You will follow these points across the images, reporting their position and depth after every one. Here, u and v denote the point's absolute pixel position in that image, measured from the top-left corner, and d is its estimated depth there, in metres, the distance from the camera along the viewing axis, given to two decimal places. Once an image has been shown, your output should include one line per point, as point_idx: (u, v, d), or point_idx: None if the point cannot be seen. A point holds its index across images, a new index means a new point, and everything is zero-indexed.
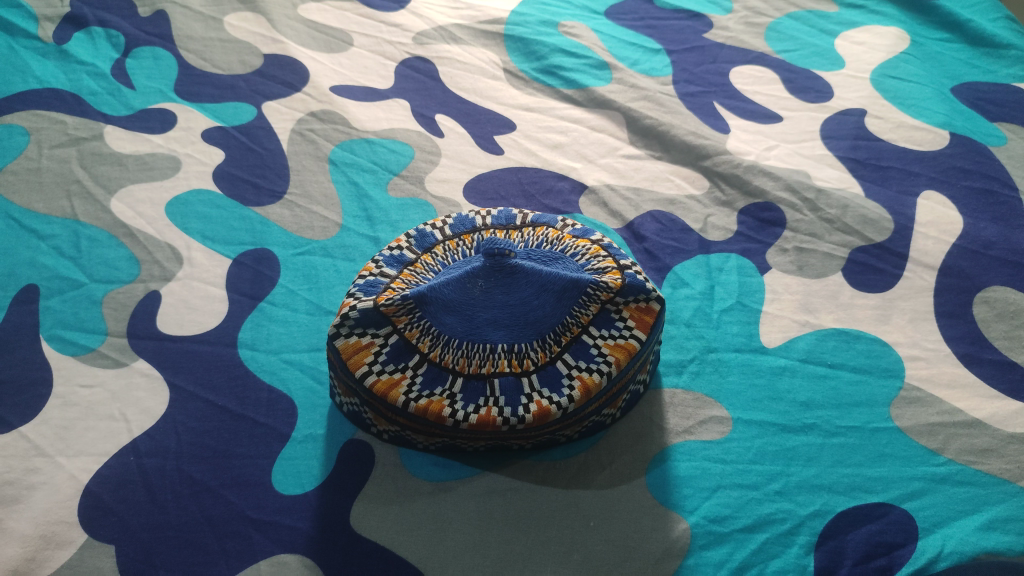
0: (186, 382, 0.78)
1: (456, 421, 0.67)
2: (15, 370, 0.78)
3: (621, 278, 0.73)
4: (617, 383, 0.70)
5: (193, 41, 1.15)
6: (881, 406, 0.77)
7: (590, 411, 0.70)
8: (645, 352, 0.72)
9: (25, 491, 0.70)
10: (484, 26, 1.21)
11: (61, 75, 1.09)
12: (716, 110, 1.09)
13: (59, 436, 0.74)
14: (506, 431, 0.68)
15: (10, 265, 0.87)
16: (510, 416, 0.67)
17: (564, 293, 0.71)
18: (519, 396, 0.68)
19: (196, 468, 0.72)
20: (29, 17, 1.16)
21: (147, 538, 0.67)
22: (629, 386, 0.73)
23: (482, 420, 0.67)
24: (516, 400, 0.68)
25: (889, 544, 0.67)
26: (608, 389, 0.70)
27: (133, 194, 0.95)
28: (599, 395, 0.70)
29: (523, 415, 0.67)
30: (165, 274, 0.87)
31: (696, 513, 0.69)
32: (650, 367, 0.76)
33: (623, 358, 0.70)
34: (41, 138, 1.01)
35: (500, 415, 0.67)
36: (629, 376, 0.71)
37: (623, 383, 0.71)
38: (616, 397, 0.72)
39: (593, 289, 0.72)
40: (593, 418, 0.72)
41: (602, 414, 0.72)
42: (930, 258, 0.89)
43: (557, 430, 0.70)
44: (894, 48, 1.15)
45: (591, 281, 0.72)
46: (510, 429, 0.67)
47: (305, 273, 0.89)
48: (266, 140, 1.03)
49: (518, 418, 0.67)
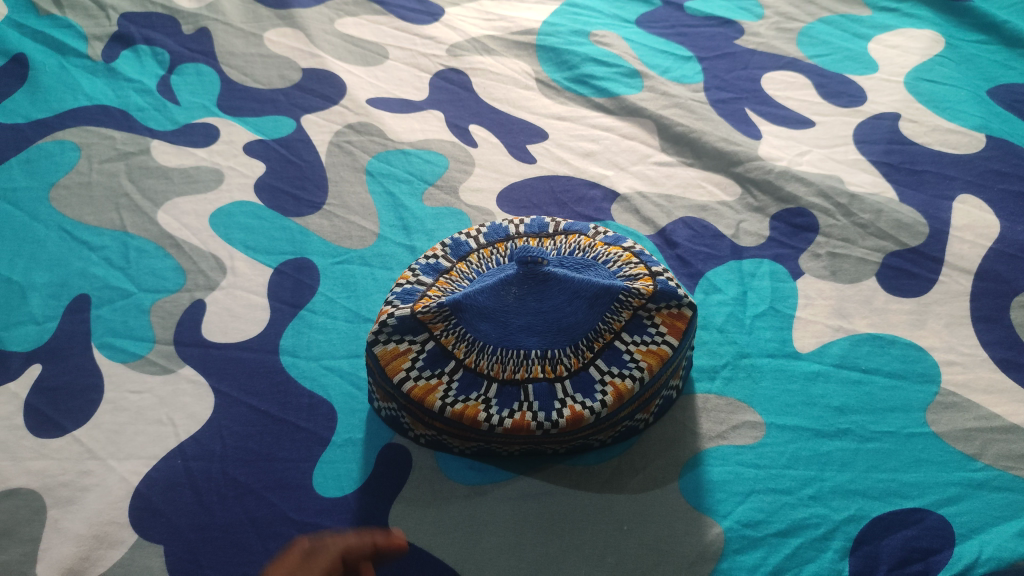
0: (230, 388, 0.81)
1: (491, 426, 0.69)
2: (68, 376, 0.82)
3: (653, 285, 0.74)
4: (648, 391, 0.71)
5: (234, 57, 1.19)
6: (917, 411, 0.77)
7: (622, 417, 0.71)
8: (677, 358, 0.73)
9: (79, 492, 0.73)
10: (516, 37, 1.23)
11: (110, 93, 1.13)
12: (747, 116, 1.09)
13: (110, 439, 0.77)
14: (540, 435, 0.69)
15: (63, 275, 0.91)
16: (544, 421, 0.68)
17: (596, 299, 0.72)
18: (552, 401, 0.69)
19: (241, 470, 0.74)
20: (79, 37, 1.20)
21: (193, 538, 0.70)
22: (662, 392, 0.74)
23: (517, 424, 0.68)
24: (549, 405, 0.69)
25: (925, 550, 0.67)
26: (640, 395, 0.71)
27: (179, 206, 0.99)
28: (632, 400, 0.71)
29: (557, 420, 0.68)
30: (209, 283, 0.91)
31: (729, 518, 0.70)
32: (682, 372, 0.77)
33: (655, 364, 0.71)
34: (91, 153, 1.05)
35: (534, 420, 0.68)
36: (661, 382, 0.72)
37: (655, 389, 0.72)
38: (649, 403, 0.73)
39: (625, 296, 0.72)
40: (626, 424, 0.73)
41: (635, 419, 0.73)
42: (966, 262, 0.88)
43: (591, 436, 0.71)
44: (928, 51, 1.14)
45: (623, 287, 0.72)
46: (544, 433, 0.69)
47: (343, 281, 0.91)
48: (305, 152, 1.06)
49: (552, 423, 0.68)
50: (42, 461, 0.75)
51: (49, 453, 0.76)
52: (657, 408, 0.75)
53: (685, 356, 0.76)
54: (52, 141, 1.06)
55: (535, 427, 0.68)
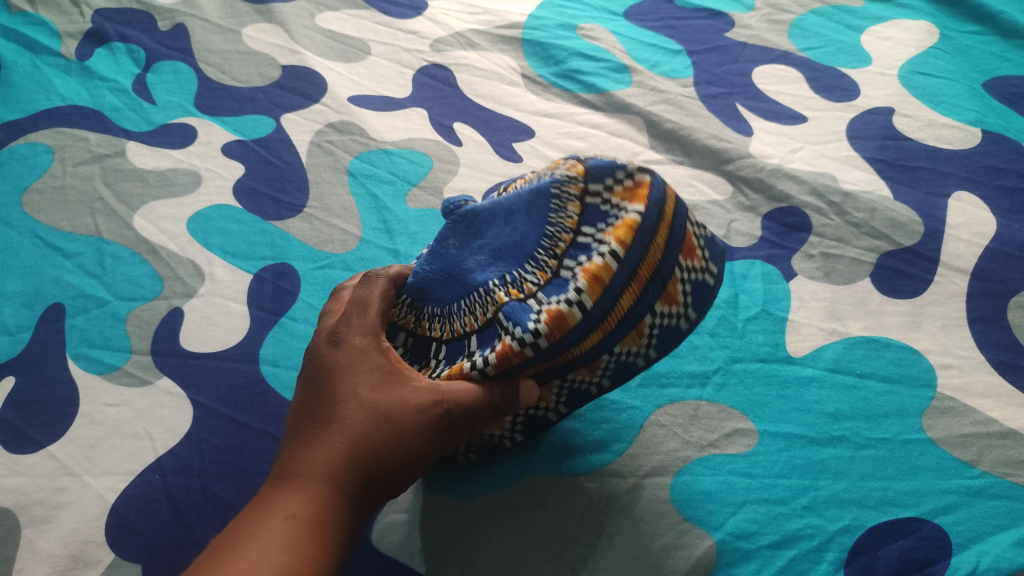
0: (209, 399, 0.79)
1: (481, 371, 0.60)
2: (42, 389, 0.79)
3: (582, 168, 0.66)
4: (645, 265, 0.60)
5: (212, 54, 1.16)
6: (913, 417, 0.75)
7: (626, 309, 0.60)
8: (656, 219, 0.61)
9: (53, 510, 0.71)
10: (502, 31, 1.20)
11: (84, 92, 1.10)
12: (738, 112, 1.06)
13: (85, 455, 0.75)
14: (535, 358, 0.60)
15: (36, 284, 0.88)
16: (523, 336, 0.59)
17: (531, 208, 0.66)
18: (527, 313, 0.60)
19: (220, 486, 0.72)
20: (52, 35, 1.17)
21: (171, 557, 0.68)
22: (677, 272, 0.62)
23: (501, 355, 0.59)
24: (525, 318, 0.59)
25: (921, 561, 0.65)
26: (628, 271, 0.59)
27: (155, 210, 0.96)
28: (621, 281, 0.59)
29: (537, 328, 0.58)
30: (187, 290, 0.88)
31: (722, 529, 0.68)
32: (706, 255, 0.65)
33: (625, 232, 0.60)
34: (65, 155, 1.01)
35: (516, 342, 0.59)
36: (652, 251, 0.60)
37: (649, 260, 0.60)
38: (663, 285, 0.61)
39: (558, 191, 0.65)
40: (650, 325, 0.62)
41: (656, 314, 0.62)
42: (962, 262, 0.87)
43: (603, 344, 0.61)
44: (922, 43, 1.12)
45: (551, 183, 0.66)
46: (537, 352, 0.59)
47: (325, 287, 0.89)
48: (285, 153, 1.03)
49: (534, 334, 0.58)
50: (15, 479, 0.73)
51: (22, 470, 0.73)
52: (688, 295, 0.63)
53: (688, 227, 0.64)
54: (24, 143, 1.03)
55: (523, 348, 0.59)
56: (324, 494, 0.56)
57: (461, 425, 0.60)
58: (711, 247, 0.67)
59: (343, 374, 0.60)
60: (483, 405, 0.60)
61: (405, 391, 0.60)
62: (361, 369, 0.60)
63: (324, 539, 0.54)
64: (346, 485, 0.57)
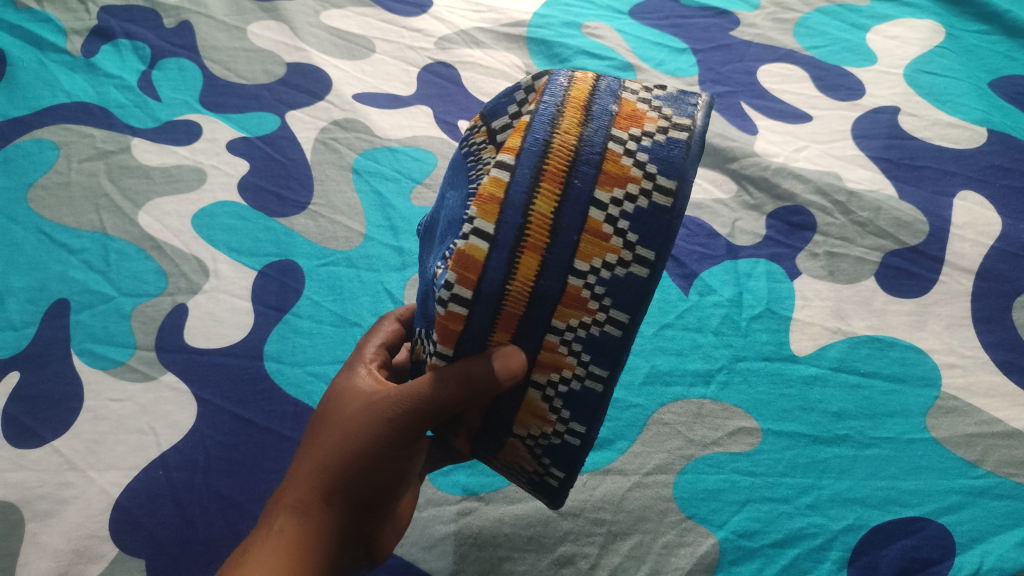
0: (213, 395, 0.79)
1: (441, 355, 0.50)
2: (47, 384, 0.79)
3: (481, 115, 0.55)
4: (554, 151, 0.46)
5: (217, 51, 1.16)
6: (917, 416, 0.75)
7: (553, 218, 0.46)
8: (542, 108, 0.48)
9: (58, 505, 0.71)
10: (506, 29, 1.20)
11: (90, 88, 1.10)
12: (743, 110, 1.06)
13: (89, 450, 0.75)
14: (475, 316, 0.48)
15: (42, 279, 0.88)
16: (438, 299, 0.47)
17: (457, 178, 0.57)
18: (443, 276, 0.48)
19: (223, 482, 0.73)
20: (58, 32, 1.18)
21: (174, 552, 0.68)
22: (611, 148, 0.47)
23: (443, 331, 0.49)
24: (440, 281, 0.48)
25: (924, 561, 0.65)
26: (533, 177, 0.46)
27: (160, 206, 0.96)
28: (532, 190, 0.46)
29: (446, 283, 0.46)
30: (192, 287, 0.88)
31: (724, 528, 0.68)
32: (658, 112, 0.49)
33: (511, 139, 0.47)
34: (70, 152, 1.02)
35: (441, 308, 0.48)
36: (553, 141, 0.47)
37: (556, 151, 0.46)
38: (595, 167, 0.46)
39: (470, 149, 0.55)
40: (607, 221, 0.47)
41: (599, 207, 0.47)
42: (967, 262, 0.87)
43: (551, 270, 0.47)
44: (928, 42, 1.12)
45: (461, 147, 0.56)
46: (469, 309, 0.47)
47: (330, 284, 0.89)
48: (289, 150, 1.03)
49: (444, 290, 0.47)
50: (20, 473, 0.73)
51: (26, 464, 0.73)
52: (647, 164, 0.47)
53: (620, 97, 0.49)
54: (30, 139, 1.03)
55: (448, 308, 0.47)
56: (296, 512, 0.56)
57: (439, 410, 0.51)
58: (674, 103, 0.50)
59: (331, 396, 0.61)
60: (446, 382, 0.50)
61: (373, 399, 0.56)
62: (350, 388, 0.60)
63: (295, 558, 0.54)
64: (318, 500, 0.56)
